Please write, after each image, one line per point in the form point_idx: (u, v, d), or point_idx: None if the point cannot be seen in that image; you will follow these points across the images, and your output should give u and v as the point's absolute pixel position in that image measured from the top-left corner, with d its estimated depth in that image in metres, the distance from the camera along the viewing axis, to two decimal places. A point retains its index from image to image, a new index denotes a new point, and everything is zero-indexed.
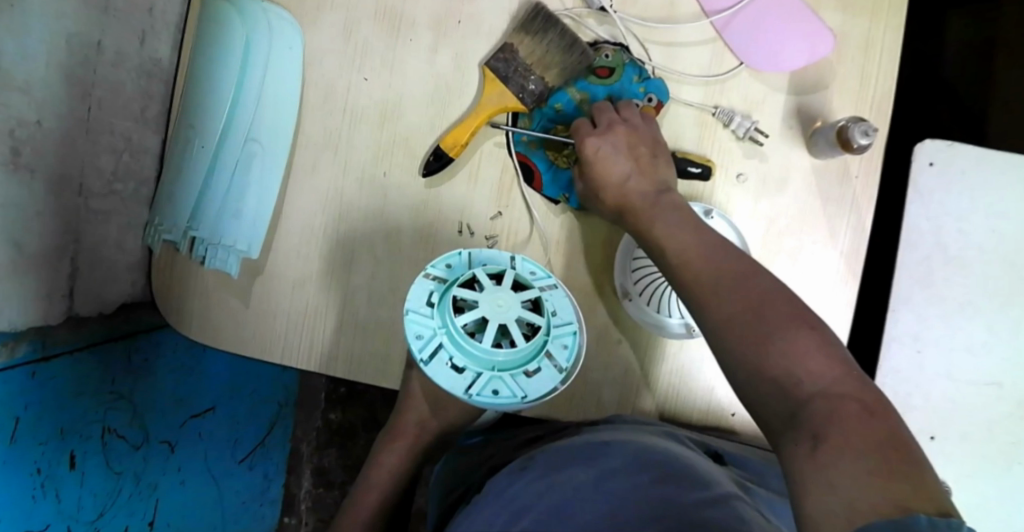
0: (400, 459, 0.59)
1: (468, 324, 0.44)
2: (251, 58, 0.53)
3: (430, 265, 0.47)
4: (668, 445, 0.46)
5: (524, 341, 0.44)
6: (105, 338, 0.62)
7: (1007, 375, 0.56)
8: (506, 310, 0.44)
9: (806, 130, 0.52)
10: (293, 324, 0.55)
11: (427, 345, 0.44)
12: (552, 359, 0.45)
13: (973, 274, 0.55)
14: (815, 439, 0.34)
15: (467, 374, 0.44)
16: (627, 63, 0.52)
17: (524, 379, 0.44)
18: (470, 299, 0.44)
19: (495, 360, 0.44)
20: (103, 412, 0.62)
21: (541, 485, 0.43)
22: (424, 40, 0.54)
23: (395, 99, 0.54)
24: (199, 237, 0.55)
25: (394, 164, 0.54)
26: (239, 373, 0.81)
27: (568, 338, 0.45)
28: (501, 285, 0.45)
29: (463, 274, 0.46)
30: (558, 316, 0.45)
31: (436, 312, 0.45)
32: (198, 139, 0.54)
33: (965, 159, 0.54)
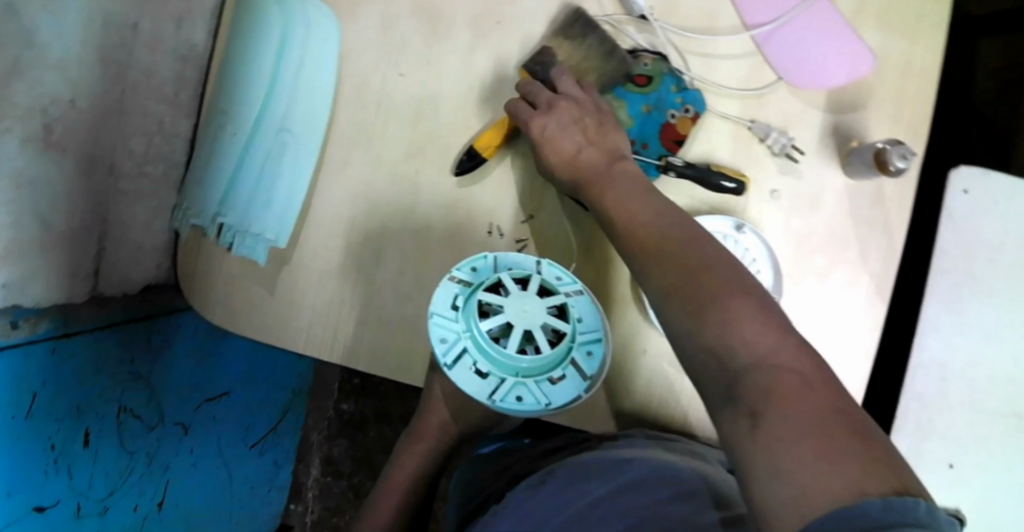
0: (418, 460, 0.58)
1: (493, 329, 0.44)
2: (287, 49, 0.53)
3: (454, 268, 0.47)
4: (687, 462, 0.47)
5: (549, 348, 0.44)
6: (128, 319, 0.61)
7: None
8: (531, 316, 0.44)
9: (841, 149, 0.52)
10: (318, 315, 0.55)
11: (451, 350, 0.45)
12: (576, 367, 0.45)
13: (999, 303, 0.55)
14: (755, 418, 0.34)
15: (491, 380, 0.45)
16: (665, 73, 0.51)
17: (548, 385, 0.45)
18: (496, 304, 0.44)
19: (520, 366, 0.44)
20: (121, 391, 0.61)
21: (563, 500, 0.44)
22: (463, 38, 0.54)
23: (431, 95, 0.54)
24: (227, 223, 0.54)
25: (426, 161, 0.54)
26: (253, 357, 0.82)
27: (593, 346, 0.46)
28: (528, 291, 0.45)
29: (488, 278, 0.46)
30: (584, 323, 0.46)
31: (461, 316, 0.45)
32: (231, 125, 0.54)
33: (998, 189, 0.55)
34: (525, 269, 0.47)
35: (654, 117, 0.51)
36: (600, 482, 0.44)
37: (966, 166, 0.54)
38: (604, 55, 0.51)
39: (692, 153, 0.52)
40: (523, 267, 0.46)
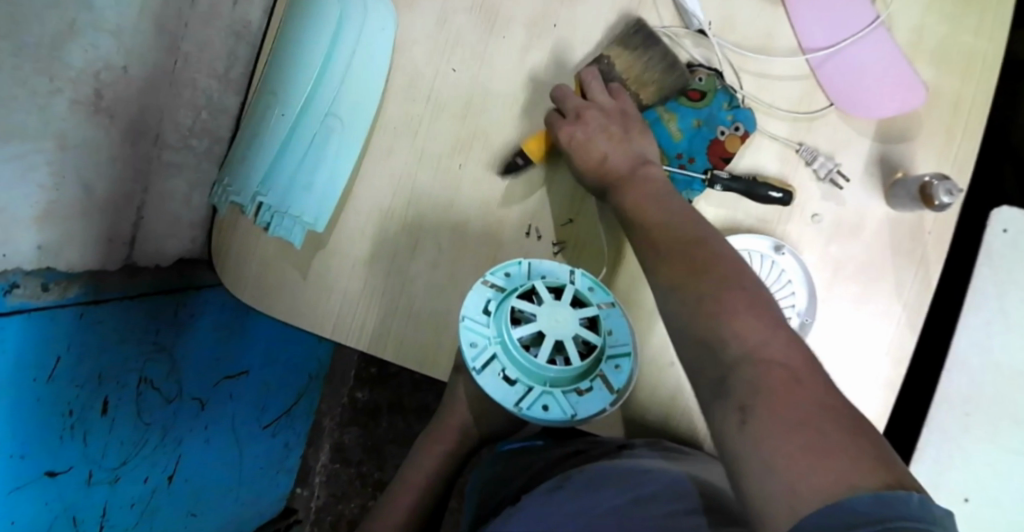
0: (438, 454, 0.59)
1: (523, 337, 0.45)
2: (344, 33, 0.53)
3: (488, 273, 0.47)
4: (705, 476, 0.47)
5: (578, 359, 0.45)
6: (156, 291, 0.61)
7: None
8: (563, 327, 0.45)
9: (886, 179, 0.52)
10: (348, 301, 0.55)
11: (481, 355, 0.45)
12: (605, 381, 0.45)
13: None
14: (742, 412, 0.34)
15: (518, 387, 0.45)
16: (718, 89, 0.51)
17: (575, 397, 0.45)
18: (528, 312, 0.45)
19: (548, 376, 0.44)
20: (144, 361, 0.61)
21: (577, 504, 0.44)
22: (519, 38, 0.54)
23: (482, 92, 0.54)
24: (267, 203, 0.54)
25: (471, 158, 0.54)
26: (276, 340, 0.82)
27: (623, 360, 0.45)
28: (561, 300, 0.45)
29: (521, 285, 0.46)
30: (614, 336, 0.46)
31: (493, 322, 0.46)
32: (279, 106, 0.54)
33: None
34: (559, 278, 0.47)
35: (703, 132, 0.51)
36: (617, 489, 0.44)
37: (1011, 206, 0.55)
38: (661, 68, 0.52)
39: (737, 171, 0.52)
40: (556, 276, 0.47)
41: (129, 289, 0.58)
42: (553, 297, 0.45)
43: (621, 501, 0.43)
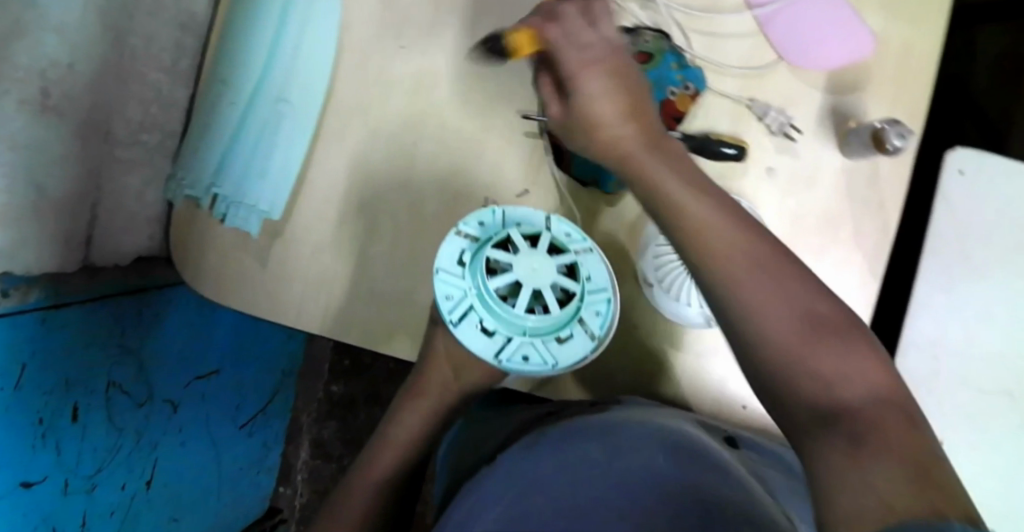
0: (416, 422, 0.58)
1: (499, 288, 0.46)
2: (290, 17, 0.53)
3: (463, 223, 0.48)
4: (680, 428, 0.47)
5: (556, 308, 0.46)
6: (116, 291, 0.60)
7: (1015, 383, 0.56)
8: (539, 276, 0.46)
9: (838, 129, 0.52)
10: (309, 287, 0.55)
11: (459, 307, 0.47)
12: (585, 327, 0.47)
13: (989, 280, 0.56)
14: (853, 442, 0.34)
15: (497, 337, 0.47)
16: (665, 50, 0.51)
17: (555, 344, 0.47)
18: (503, 263, 0.46)
19: (526, 325, 0.46)
20: (108, 365, 0.61)
21: (555, 455, 0.42)
22: (466, 11, 0.53)
23: (432, 67, 0.53)
24: (222, 194, 0.54)
25: (424, 134, 0.54)
26: (245, 338, 0.81)
27: (601, 306, 0.47)
28: (537, 249, 0.46)
29: (496, 235, 0.47)
30: (592, 282, 0.47)
31: (469, 273, 0.47)
32: (229, 95, 0.54)
33: (993, 171, 0.56)
34: (535, 226, 0.48)
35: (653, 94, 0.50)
36: (596, 443, 0.43)
37: (964, 146, 0.56)
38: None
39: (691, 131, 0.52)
40: (532, 223, 0.48)
41: (88, 291, 0.57)
42: (528, 246, 0.46)
43: (619, 472, 0.40)
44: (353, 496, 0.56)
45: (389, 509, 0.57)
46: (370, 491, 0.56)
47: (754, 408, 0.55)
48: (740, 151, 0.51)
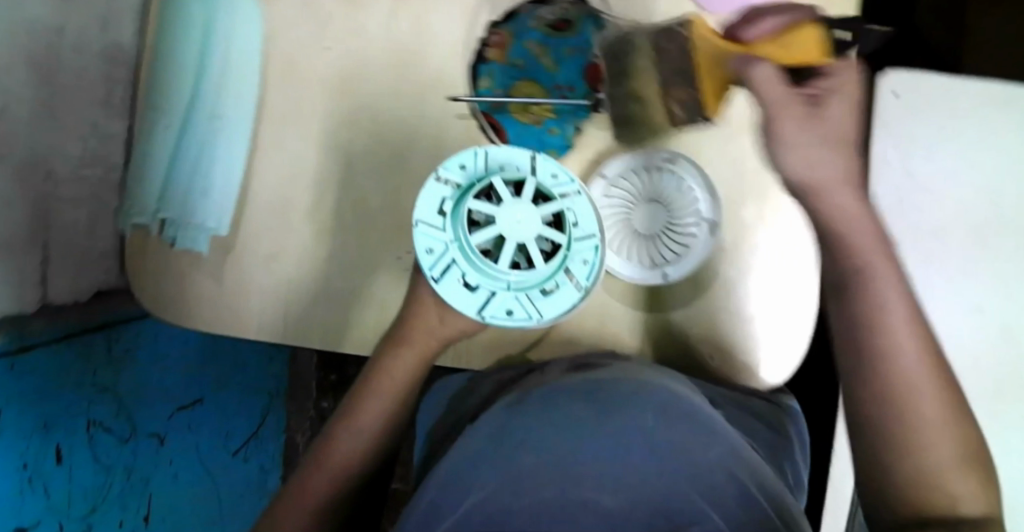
0: (401, 393, 0.51)
1: (482, 245, 0.41)
2: (212, 34, 0.53)
3: (442, 167, 0.42)
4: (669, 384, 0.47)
5: (543, 264, 0.41)
6: (83, 329, 0.62)
7: (994, 302, 0.59)
8: (525, 229, 0.40)
9: None
10: (266, 299, 0.56)
11: (440, 262, 0.42)
12: (570, 279, 0.42)
13: (946, 203, 0.59)
14: None
15: (479, 293, 0.43)
16: (584, 16, 0.52)
17: (540, 299, 0.42)
18: (485, 217, 0.41)
19: (511, 281, 0.41)
20: (87, 405, 0.62)
21: (542, 420, 0.41)
22: (383, 3, 0.53)
23: (358, 64, 0.53)
24: (168, 219, 0.55)
25: (360, 133, 0.54)
26: (220, 364, 0.80)
27: (590, 254, 0.42)
28: (521, 197, 0.40)
29: (475, 181, 0.42)
30: (580, 228, 0.42)
31: (448, 226, 0.42)
32: (164, 120, 0.54)
33: (928, 90, 0.58)
34: (520, 166, 0.42)
35: (578, 59, 0.52)
36: (583, 402, 0.42)
37: (895, 70, 0.58)
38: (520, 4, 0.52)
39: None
40: (517, 165, 0.42)
41: (51, 335, 0.58)
42: (511, 194, 0.41)
43: (613, 431, 0.39)
44: (337, 453, 0.50)
45: (376, 467, 0.51)
46: (356, 445, 0.50)
47: (722, 360, 0.54)
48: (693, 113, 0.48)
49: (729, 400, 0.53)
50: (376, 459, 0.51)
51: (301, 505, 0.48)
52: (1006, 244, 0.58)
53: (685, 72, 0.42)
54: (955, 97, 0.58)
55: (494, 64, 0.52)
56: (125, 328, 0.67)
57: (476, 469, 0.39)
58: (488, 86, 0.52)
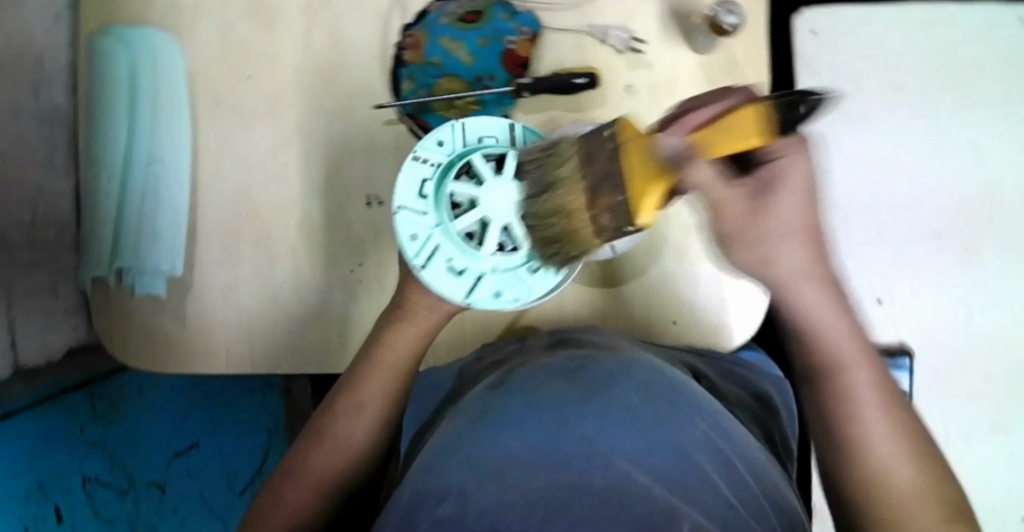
0: (390, 381, 0.49)
1: (467, 227, 0.44)
2: (139, 84, 0.55)
3: (420, 146, 0.45)
4: (655, 370, 0.46)
5: (529, 243, 0.43)
6: (61, 389, 0.67)
7: (930, 220, 0.72)
8: (506, 205, 0.42)
9: (683, 26, 0.52)
10: (231, 332, 0.56)
11: (424, 249, 0.44)
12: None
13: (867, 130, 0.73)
14: None
15: (466, 276, 0.44)
16: (494, 4, 0.53)
17: (529, 276, 0.45)
18: (467, 196, 0.43)
19: (496, 262, 0.44)
20: (79, 460, 0.69)
21: (526, 400, 0.40)
22: (297, 26, 0.54)
23: (282, 89, 0.54)
24: (126, 267, 0.56)
25: (294, 155, 0.55)
26: (208, 408, 0.78)
27: None
28: (502, 175, 0.43)
29: (454, 161, 0.44)
30: None
31: (430, 208, 0.44)
32: (106, 172, 0.55)
33: (835, 31, 0.74)
34: (496, 142, 0.46)
35: (493, 48, 0.52)
36: (568, 386, 0.41)
37: (807, 14, 0.74)
38: (429, 5, 0.53)
39: (541, 73, 0.53)
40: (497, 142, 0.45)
41: (30, 395, 0.65)
42: (493, 172, 0.43)
43: (599, 418, 0.38)
44: (340, 431, 0.48)
45: (380, 452, 0.50)
46: (362, 423, 0.48)
47: (681, 322, 0.56)
48: (594, 78, 0.51)
49: (708, 364, 0.56)
50: (382, 441, 0.49)
51: (303, 482, 0.46)
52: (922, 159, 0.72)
53: (610, 175, 0.36)
54: (841, 41, 0.73)
55: (413, 66, 0.53)
56: (105, 383, 0.72)
57: (454, 457, 0.37)
58: (410, 88, 0.53)
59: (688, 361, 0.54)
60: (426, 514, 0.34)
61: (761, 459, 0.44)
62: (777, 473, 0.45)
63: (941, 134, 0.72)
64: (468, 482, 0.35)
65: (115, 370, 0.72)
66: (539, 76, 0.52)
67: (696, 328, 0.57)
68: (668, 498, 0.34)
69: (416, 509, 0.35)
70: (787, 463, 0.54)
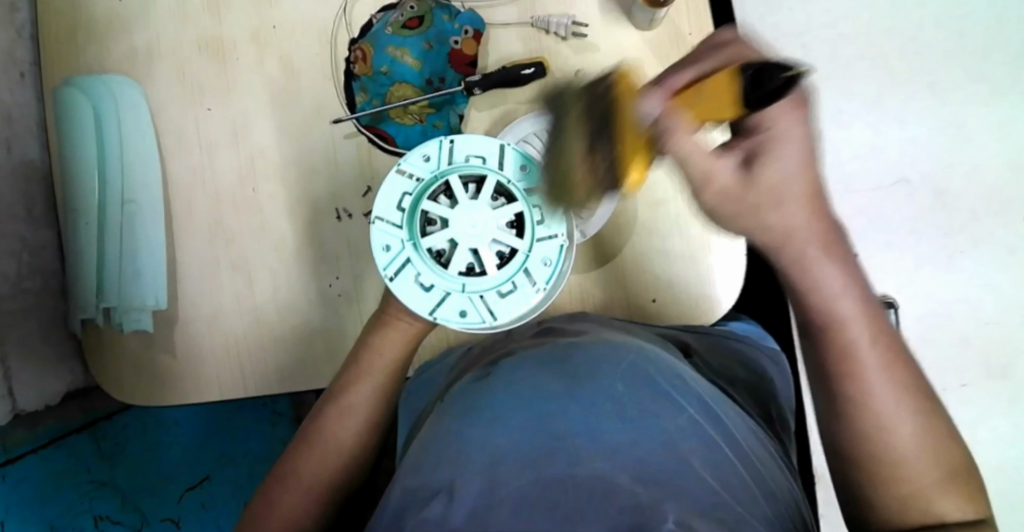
0: (386, 386, 0.48)
1: (439, 245, 0.43)
2: (104, 129, 0.56)
3: (406, 160, 0.44)
4: (643, 347, 0.44)
5: (501, 268, 0.43)
6: (66, 433, 0.71)
7: (906, 170, 0.70)
8: (477, 231, 0.43)
9: (623, 7, 0.54)
10: (218, 358, 0.56)
11: (395, 261, 0.43)
12: (529, 281, 0.43)
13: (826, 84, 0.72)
14: None
15: (434, 293, 0.43)
16: (433, 8, 0.55)
17: (499, 301, 0.43)
18: (442, 216, 0.43)
19: (465, 282, 0.43)
20: (89, 501, 0.73)
21: (510, 389, 0.38)
22: (250, 55, 0.56)
23: (241, 117, 0.56)
24: (111, 307, 0.56)
25: (260, 179, 0.56)
26: (215, 441, 0.80)
27: (550, 255, 0.43)
28: (478, 199, 0.43)
29: (434, 180, 0.44)
30: (542, 227, 0.43)
31: (406, 222, 0.43)
32: (81, 217, 0.57)
33: None
34: (483, 163, 0.44)
35: (438, 50, 0.54)
36: (552, 373, 0.39)
37: None
38: (373, 19, 0.56)
39: (490, 68, 0.55)
40: (482, 161, 0.44)
41: (32, 440, 0.68)
42: (471, 195, 0.44)
43: (586, 403, 0.36)
44: (327, 436, 0.46)
45: (367, 460, 0.48)
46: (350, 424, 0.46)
47: (662, 298, 0.56)
48: (542, 67, 0.53)
49: (699, 340, 0.54)
50: (369, 446, 0.47)
51: (292, 491, 0.44)
52: (887, 108, 0.71)
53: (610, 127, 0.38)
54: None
55: (364, 78, 0.55)
56: (108, 423, 0.75)
57: (436, 454, 0.35)
58: (365, 100, 0.55)
59: (680, 339, 0.53)
60: (413, 517, 0.33)
61: (753, 439, 0.42)
62: (767, 452, 0.41)
63: (896, 81, 0.71)
64: (452, 480, 0.33)
65: (115, 409, 0.75)
66: (488, 71, 0.54)
67: (676, 303, 0.56)
68: (655, 491, 0.32)
69: (404, 512, 0.34)
70: (783, 437, 0.52)
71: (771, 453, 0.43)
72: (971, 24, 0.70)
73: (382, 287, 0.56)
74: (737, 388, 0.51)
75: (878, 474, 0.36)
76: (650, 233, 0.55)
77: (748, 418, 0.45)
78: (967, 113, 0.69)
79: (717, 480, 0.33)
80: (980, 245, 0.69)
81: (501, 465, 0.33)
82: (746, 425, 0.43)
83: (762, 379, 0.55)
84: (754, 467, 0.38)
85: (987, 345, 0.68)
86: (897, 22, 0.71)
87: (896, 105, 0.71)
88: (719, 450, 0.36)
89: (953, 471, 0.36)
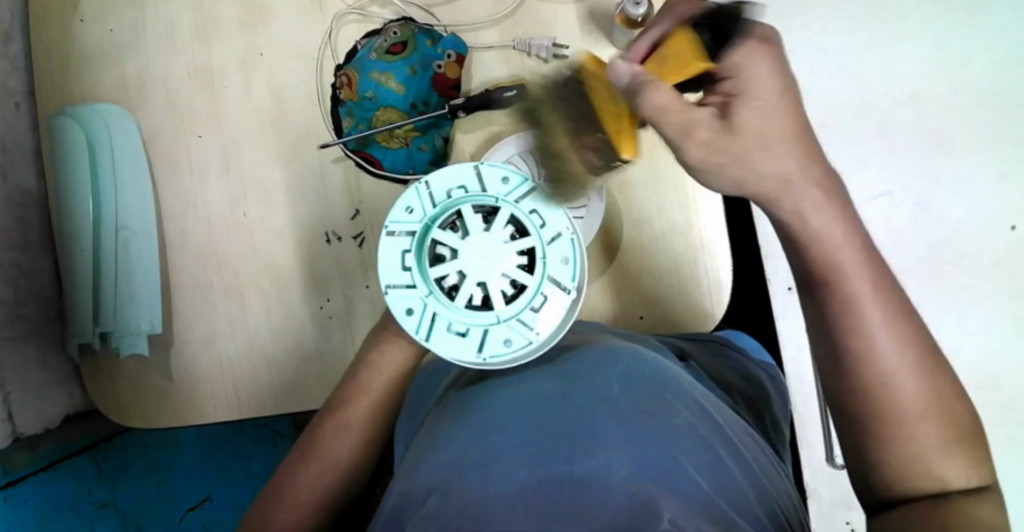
0: (385, 406, 0.47)
1: (443, 247, 0.42)
2: (98, 155, 0.57)
3: (491, 168, 0.43)
4: (637, 350, 0.44)
5: (465, 306, 0.41)
6: (76, 451, 0.72)
7: (892, 184, 0.70)
8: (483, 269, 0.41)
9: (603, 27, 0.56)
10: (214, 379, 0.56)
11: (406, 223, 0.42)
12: (480, 347, 0.41)
13: (813, 96, 0.72)
14: None
15: (405, 274, 0.42)
16: (416, 33, 0.56)
17: (442, 333, 0.41)
18: (468, 226, 0.42)
19: (431, 289, 0.41)
20: (89, 523, 0.74)
21: (509, 398, 0.39)
22: (238, 82, 0.57)
23: (231, 142, 0.57)
24: (107, 332, 0.57)
25: (251, 204, 0.57)
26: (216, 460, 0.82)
27: (519, 339, 0.41)
28: (507, 244, 0.42)
29: (489, 197, 0.42)
30: (535, 313, 0.41)
31: (439, 206, 0.43)
32: (75, 245, 0.57)
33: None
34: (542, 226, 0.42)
35: (421, 74, 0.56)
36: (551, 378, 0.40)
37: None
38: (358, 46, 0.57)
39: (473, 91, 0.57)
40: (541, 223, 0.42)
41: (32, 463, 0.67)
42: (505, 236, 0.42)
43: (579, 405, 0.36)
44: (327, 450, 0.45)
45: (368, 469, 0.47)
46: (349, 441, 0.46)
47: (649, 315, 0.56)
48: (522, 89, 0.54)
49: (696, 346, 0.54)
50: (368, 457, 0.47)
51: (290, 499, 0.44)
52: (873, 115, 0.71)
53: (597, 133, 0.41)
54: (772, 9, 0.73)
55: (350, 103, 0.56)
56: (110, 445, 0.76)
57: (435, 454, 0.36)
58: (352, 125, 0.56)
59: (677, 345, 0.53)
60: (411, 517, 0.33)
61: (751, 442, 0.42)
62: (769, 465, 0.41)
63: (879, 89, 0.71)
64: (447, 477, 0.33)
65: (118, 432, 0.77)
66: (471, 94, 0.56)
67: (665, 317, 0.56)
68: (654, 489, 0.31)
69: (405, 512, 0.34)
70: (777, 444, 0.52)
71: (768, 459, 0.43)
72: (955, 32, 0.69)
73: (373, 307, 0.56)
74: (733, 393, 0.51)
75: (887, 453, 0.35)
76: (642, 243, 0.56)
77: (742, 421, 0.45)
78: (951, 122, 0.69)
79: (710, 482, 0.33)
80: (966, 256, 0.68)
81: (499, 461, 0.33)
82: (745, 431, 0.43)
83: (758, 385, 0.55)
84: (753, 470, 0.38)
85: (974, 355, 0.67)
86: (881, 32, 0.71)
87: (881, 112, 0.71)
88: (716, 455, 0.36)
89: (957, 459, 0.35)
